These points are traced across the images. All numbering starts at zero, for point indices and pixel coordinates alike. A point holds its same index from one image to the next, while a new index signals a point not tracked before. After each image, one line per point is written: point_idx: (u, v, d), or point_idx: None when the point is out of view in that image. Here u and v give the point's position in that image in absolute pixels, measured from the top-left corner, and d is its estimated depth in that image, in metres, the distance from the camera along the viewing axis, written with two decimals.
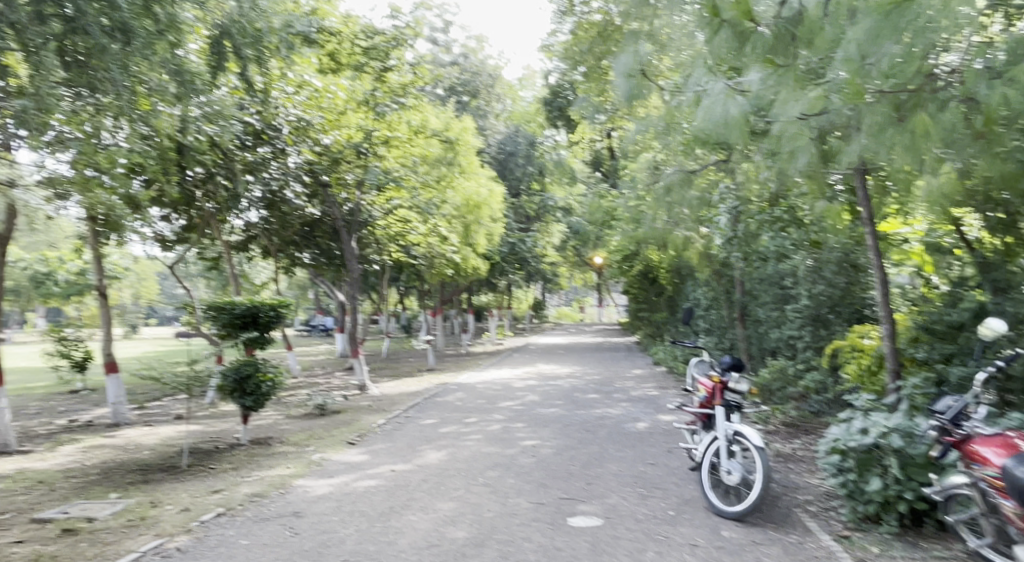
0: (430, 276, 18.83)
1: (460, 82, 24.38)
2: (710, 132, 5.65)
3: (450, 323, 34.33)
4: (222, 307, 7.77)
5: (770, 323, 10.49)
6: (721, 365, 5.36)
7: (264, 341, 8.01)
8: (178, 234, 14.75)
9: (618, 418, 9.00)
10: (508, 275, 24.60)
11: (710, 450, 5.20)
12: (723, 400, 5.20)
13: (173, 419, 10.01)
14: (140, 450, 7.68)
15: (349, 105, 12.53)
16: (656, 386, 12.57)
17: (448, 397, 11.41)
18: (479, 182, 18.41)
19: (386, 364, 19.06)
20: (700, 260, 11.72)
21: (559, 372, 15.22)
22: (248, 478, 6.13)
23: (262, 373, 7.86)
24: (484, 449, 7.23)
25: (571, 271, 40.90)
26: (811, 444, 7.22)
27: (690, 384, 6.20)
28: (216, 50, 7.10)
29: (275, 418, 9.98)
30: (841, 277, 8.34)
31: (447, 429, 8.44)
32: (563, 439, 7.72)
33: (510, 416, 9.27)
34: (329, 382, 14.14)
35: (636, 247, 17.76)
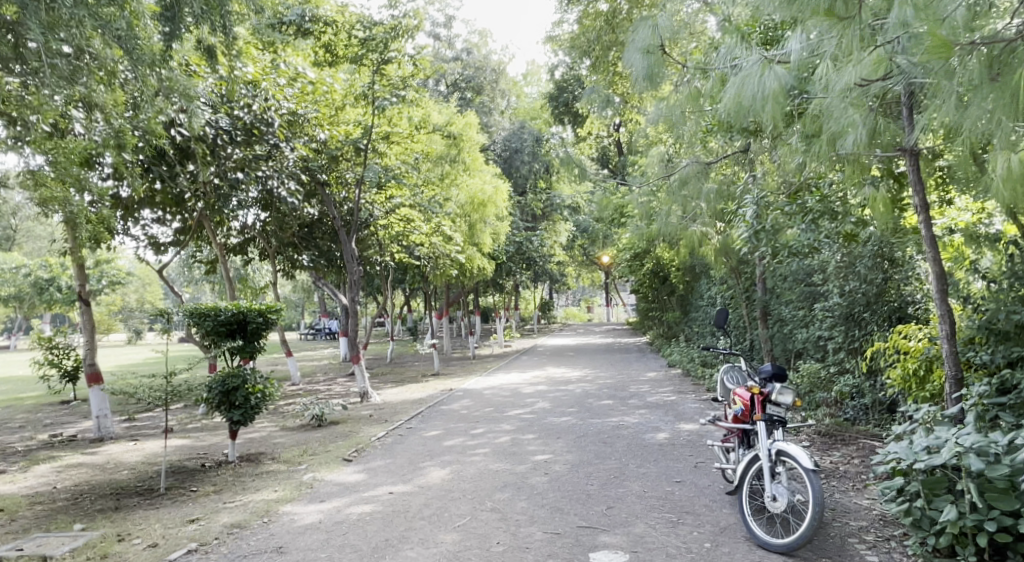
0: (435, 278, 18.21)
1: (463, 77, 23.79)
2: (747, 108, 5.43)
3: (457, 325, 33.68)
4: (206, 313, 7.05)
5: (795, 322, 9.89)
6: (759, 373, 4.67)
7: (254, 349, 7.37)
8: (174, 238, 14.32)
9: (636, 428, 8.34)
10: (516, 276, 23.94)
11: (750, 472, 4.56)
12: (764, 414, 4.52)
13: (161, 433, 9.41)
14: (119, 470, 7.07)
15: (347, 100, 12.06)
16: (674, 390, 11.88)
17: (454, 405, 10.78)
18: (484, 179, 17.78)
19: (391, 369, 18.49)
20: (719, 256, 11.04)
21: (569, 375, 14.56)
22: (230, 503, 5.53)
23: (251, 385, 7.27)
24: (492, 466, 6.59)
25: (579, 270, 40.20)
26: (854, 457, 6.55)
27: (723, 395, 5.52)
28: (171, 16, 6.17)
29: (270, 431, 9.36)
30: (877, 273, 7.67)
31: (452, 442, 7.81)
32: (579, 453, 7.07)
33: (520, 426, 8.63)
34: (330, 389, 13.56)
35: (648, 244, 17.10)
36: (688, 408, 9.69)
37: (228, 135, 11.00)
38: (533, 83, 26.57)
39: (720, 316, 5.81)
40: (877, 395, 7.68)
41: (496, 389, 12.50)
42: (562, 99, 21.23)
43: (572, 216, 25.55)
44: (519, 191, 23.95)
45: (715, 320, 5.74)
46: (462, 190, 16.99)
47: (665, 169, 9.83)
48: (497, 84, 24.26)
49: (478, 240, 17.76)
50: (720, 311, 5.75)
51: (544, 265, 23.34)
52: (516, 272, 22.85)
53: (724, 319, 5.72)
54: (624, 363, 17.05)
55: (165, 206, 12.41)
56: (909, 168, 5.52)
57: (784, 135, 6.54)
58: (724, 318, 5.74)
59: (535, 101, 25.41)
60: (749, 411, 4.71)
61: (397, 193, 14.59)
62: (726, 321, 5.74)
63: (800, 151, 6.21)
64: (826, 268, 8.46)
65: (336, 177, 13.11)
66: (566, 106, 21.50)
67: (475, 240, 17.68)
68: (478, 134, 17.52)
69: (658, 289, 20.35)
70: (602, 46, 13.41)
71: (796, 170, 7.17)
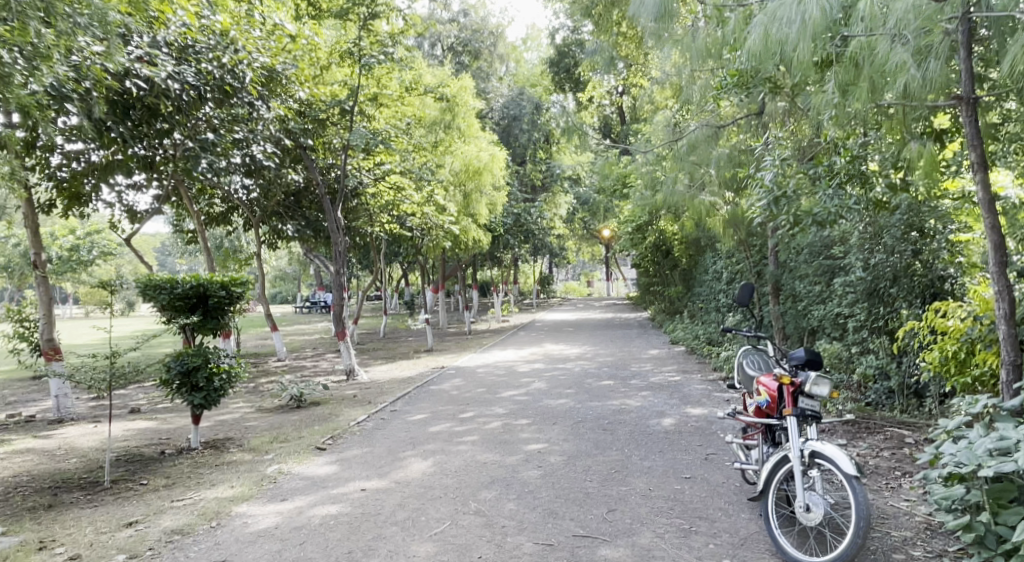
0: (428, 250, 17.47)
1: (460, 40, 22.82)
2: (784, 37, 4.92)
3: (453, 298, 33.06)
4: (161, 286, 6.33)
5: (812, 298, 9.18)
6: (789, 360, 3.93)
7: (217, 325, 6.65)
8: (153, 205, 13.59)
9: (639, 412, 7.66)
10: (514, 249, 23.19)
11: (779, 471, 3.87)
12: (795, 408, 3.80)
13: (127, 413, 8.72)
14: (68, 457, 6.39)
15: (332, 58, 11.82)
16: (678, 369, 11.18)
17: (444, 385, 10.09)
18: (480, 146, 16.84)
19: (383, 344, 17.84)
20: (728, 228, 10.27)
21: (568, 352, 13.89)
22: (180, 504, 4.87)
23: (214, 365, 6.58)
24: (480, 458, 5.90)
25: (579, 243, 39.48)
26: (883, 449, 5.87)
27: (739, 381, 4.79)
28: None
29: (244, 412, 8.68)
30: (906, 245, 6.93)
31: (438, 428, 7.12)
32: (576, 442, 6.38)
33: (513, 410, 7.94)
34: (316, 366, 12.89)
35: (650, 215, 16.35)
36: (694, 390, 9.03)
37: (198, 92, 9.01)
38: (533, 48, 25.51)
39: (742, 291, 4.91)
40: (905, 379, 7.00)
41: (490, 367, 11.82)
42: (564, 64, 20.36)
43: (573, 187, 24.78)
44: (518, 160, 23.13)
45: (735, 296, 4.78)
46: (456, 156, 16.20)
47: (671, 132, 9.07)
48: (496, 48, 23.33)
49: (474, 211, 16.91)
50: (742, 285, 4.81)
51: (542, 237, 22.57)
52: (514, 245, 22.10)
53: (747, 295, 4.76)
54: (625, 340, 16.38)
55: (140, 170, 11.64)
56: (966, 122, 4.79)
57: (815, 84, 5.71)
58: (748, 292, 4.79)
59: (534, 67, 24.47)
60: (776, 403, 3.99)
61: (386, 159, 13.75)
62: None
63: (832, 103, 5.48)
64: (847, 239, 7.75)
65: (321, 143, 12.54)
66: (568, 73, 20.67)
67: (470, 211, 16.87)
68: (475, 99, 16.83)
69: (660, 263, 19.65)
70: (607, 2, 12.57)
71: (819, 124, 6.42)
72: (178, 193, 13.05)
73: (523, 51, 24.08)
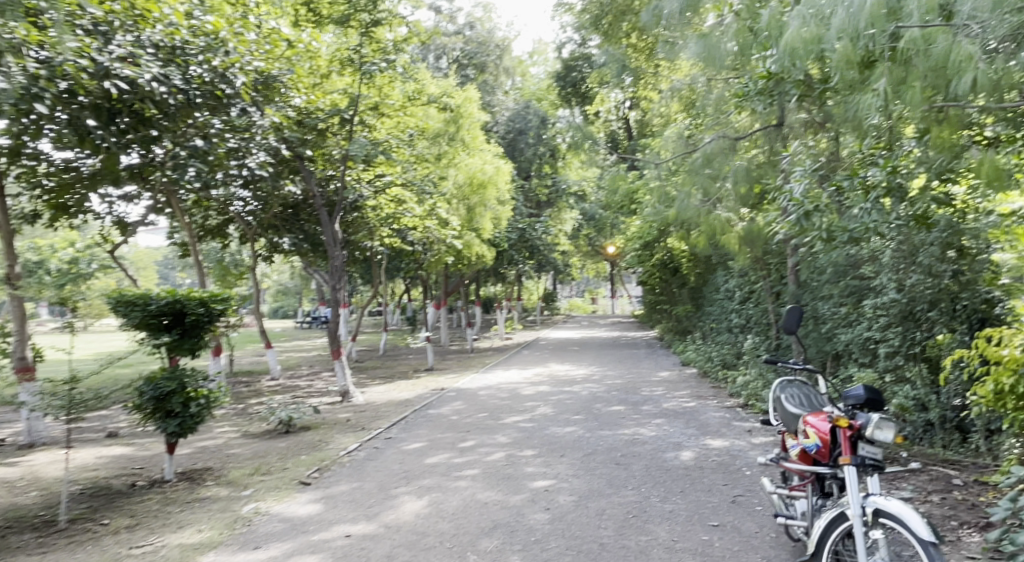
0: (430, 265, 16.93)
1: (465, 53, 22.46)
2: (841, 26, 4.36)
3: (456, 314, 32.52)
4: (133, 302, 5.77)
5: (837, 320, 8.61)
6: (843, 399, 3.36)
7: (195, 344, 6.10)
8: (144, 216, 13.06)
9: (654, 443, 7.06)
10: (519, 265, 22.59)
11: (835, 531, 3.29)
12: (854, 456, 3.22)
13: (104, 438, 8.14)
14: (29, 489, 5.86)
15: (334, 66, 11.46)
16: (691, 394, 10.58)
17: (444, 409, 9.48)
18: (485, 159, 16.33)
19: (382, 363, 17.24)
20: (745, 245, 9.68)
21: (574, 373, 13.29)
22: (136, 553, 4.28)
23: (191, 390, 6.02)
24: (480, 496, 5.32)
25: (583, 259, 38.94)
26: (932, 493, 5.27)
27: (777, 417, 4.25)
28: None
29: (228, 437, 8.11)
30: (947, 265, 6.39)
31: (435, 459, 6.53)
32: (587, 478, 5.77)
33: (517, 439, 7.35)
34: (311, 385, 12.33)
35: (659, 231, 15.82)
36: (711, 418, 8.44)
37: (187, 98, 8.28)
38: (539, 62, 25.15)
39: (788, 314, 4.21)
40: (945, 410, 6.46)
41: (492, 389, 11.21)
42: (571, 78, 20.04)
43: (578, 203, 24.40)
44: (523, 175, 22.66)
45: (782, 325, 4.09)
46: (460, 169, 15.77)
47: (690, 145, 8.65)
48: (502, 61, 22.97)
49: (478, 226, 16.39)
50: (790, 309, 4.11)
51: (547, 254, 22.00)
52: (519, 261, 21.55)
53: (796, 322, 4.07)
54: (633, 361, 15.78)
55: (130, 179, 11.15)
56: None
57: (858, 84, 5.14)
58: (797, 319, 4.08)
59: (540, 81, 24.07)
60: (828, 449, 3.41)
61: (386, 170, 13.17)
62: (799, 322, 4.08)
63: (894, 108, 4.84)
64: (878, 258, 7.33)
65: (321, 154, 12.09)
66: (575, 87, 20.32)
67: (474, 225, 16.34)
68: (480, 111, 16.40)
69: (669, 281, 19.11)
70: (616, 12, 12.32)
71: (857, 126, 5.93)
72: (170, 203, 12.55)
73: (529, 64, 23.70)
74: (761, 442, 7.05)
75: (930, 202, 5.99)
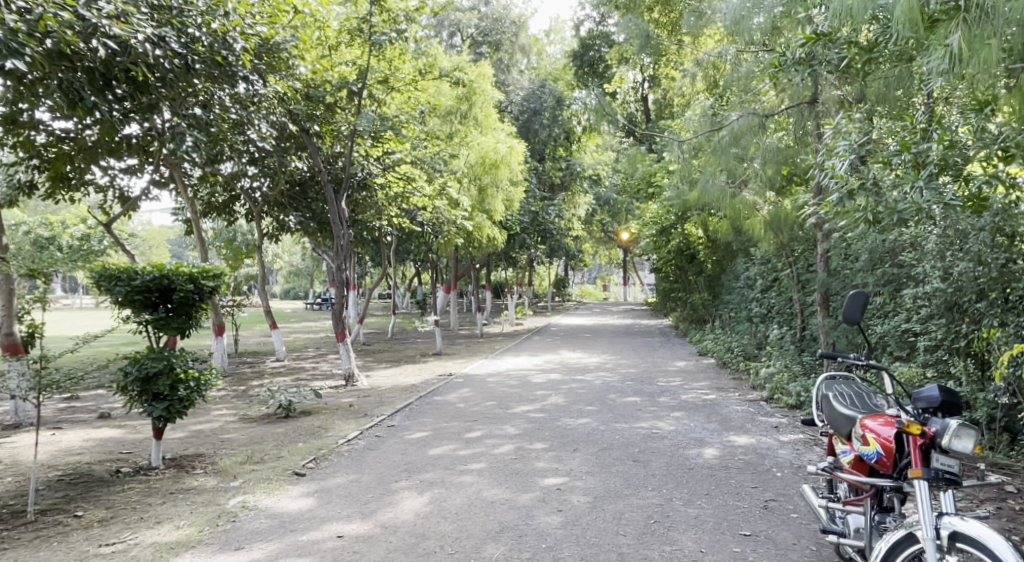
0: (440, 247, 16.48)
1: (480, 30, 21.86)
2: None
3: (467, 298, 32.09)
4: (116, 276, 5.33)
5: (872, 311, 8.10)
6: (911, 401, 2.90)
7: (184, 323, 5.66)
8: (147, 190, 12.68)
9: (674, 438, 6.59)
10: (530, 249, 22.08)
11: (901, 555, 2.80)
12: (926, 469, 2.75)
13: (95, 419, 7.77)
14: (6, 474, 5.48)
15: (342, 37, 11.06)
16: (710, 386, 10.11)
17: (451, 396, 9.05)
18: (498, 138, 15.75)
19: (390, 346, 16.85)
20: (771, 230, 9.12)
21: (587, 362, 12.83)
22: (104, 553, 3.87)
23: (179, 371, 5.59)
24: (487, 494, 4.88)
25: (597, 245, 38.35)
26: (984, 502, 4.77)
27: (823, 421, 3.79)
28: None
29: (224, 421, 7.72)
30: (998, 253, 5.89)
31: (440, 451, 6.10)
32: (603, 476, 5.32)
33: (527, 430, 6.90)
34: (315, 368, 11.97)
35: (677, 216, 15.26)
36: (733, 412, 7.96)
37: (185, 64, 7.79)
38: (556, 42, 24.48)
39: (853, 302, 3.57)
40: (992, 409, 5.98)
41: (502, 376, 10.76)
42: (587, 58, 19.49)
43: (592, 187, 23.83)
44: (537, 158, 22.08)
45: (845, 313, 3.55)
46: (472, 149, 15.20)
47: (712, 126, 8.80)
48: (518, 38, 22.23)
49: (489, 207, 15.85)
50: (853, 296, 3.58)
51: (560, 238, 21.46)
52: (531, 244, 21.05)
53: (861, 311, 3.54)
54: (648, 349, 15.31)
55: (130, 152, 10.73)
56: None
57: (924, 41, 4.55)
58: (861, 308, 3.57)
59: (557, 60, 23.38)
60: (892, 457, 2.95)
61: (395, 147, 12.67)
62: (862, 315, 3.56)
63: (962, 73, 4.30)
64: (920, 246, 6.87)
65: (330, 129, 11.68)
66: (591, 68, 19.73)
67: (485, 207, 15.81)
68: (494, 89, 15.84)
69: (685, 269, 18.54)
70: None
71: (902, 102, 6.46)
72: (173, 177, 12.15)
73: (546, 43, 23.00)
74: (789, 439, 6.58)
75: (994, 179, 5.39)
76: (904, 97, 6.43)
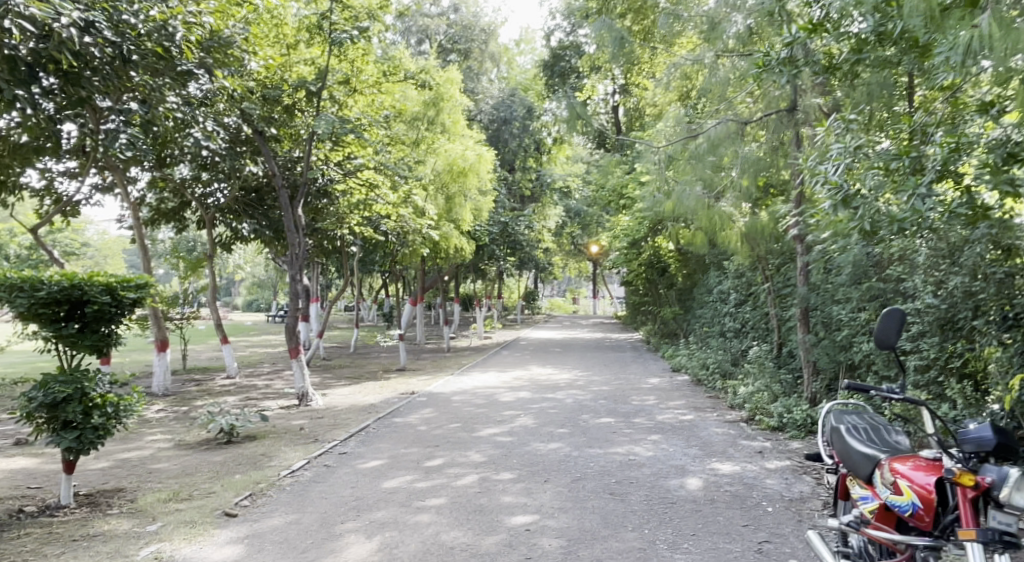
0: (405, 258, 15.82)
1: (448, 37, 21.40)
2: None
3: (434, 312, 31.39)
4: (19, 286, 4.61)
5: (856, 327, 7.65)
6: (956, 444, 2.40)
7: (99, 340, 4.97)
8: (89, 194, 11.85)
9: (652, 467, 6.04)
10: (499, 261, 21.52)
11: None
12: (978, 529, 2.24)
13: (10, 447, 6.95)
14: None
15: (301, 35, 10.51)
16: (687, 405, 9.62)
17: (411, 417, 8.40)
18: (467, 145, 15.15)
19: (351, 362, 16.09)
20: (749, 243, 8.69)
21: (556, 378, 12.27)
22: None
23: (94, 395, 4.89)
24: (445, 538, 4.26)
25: (566, 258, 37.96)
26: None
27: (834, 459, 3.28)
28: None
29: (158, 447, 6.97)
30: (998, 267, 5.43)
31: (394, 483, 5.46)
32: (577, 514, 4.74)
33: (493, 458, 6.30)
34: (268, 386, 11.21)
35: (650, 229, 14.83)
36: (712, 435, 7.46)
37: (121, 55, 7.10)
38: (527, 51, 24.08)
39: (887, 323, 3.13)
40: None
41: (468, 395, 10.13)
42: (558, 68, 19.09)
43: (562, 199, 23.41)
44: (507, 168, 21.56)
45: (881, 334, 3.08)
46: (439, 156, 14.56)
47: (687, 133, 8.44)
48: (487, 46, 21.72)
49: (457, 217, 15.16)
50: (888, 314, 3.10)
51: (529, 250, 20.93)
52: (500, 256, 20.49)
53: (898, 332, 3.07)
54: (619, 364, 14.81)
55: (66, 153, 9.93)
56: None
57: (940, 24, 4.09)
58: (898, 329, 3.09)
59: (527, 70, 22.95)
60: (933, 511, 2.46)
61: (357, 152, 12.05)
62: (897, 335, 3.09)
63: (980, 62, 3.88)
64: (911, 259, 6.45)
65: (287, 133, 11.06)
66: (562, 78, 19.32)
67: (453, 216, 15.10)
68: (462, 95, 15.30)
69: (655, 282, 18.13)
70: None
71: (883, 108, 6.39)
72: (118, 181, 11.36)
73: (516, 52, 22.54)
74: (776, 466, 6.08)
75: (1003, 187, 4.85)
76: (884, 102, 6.35)
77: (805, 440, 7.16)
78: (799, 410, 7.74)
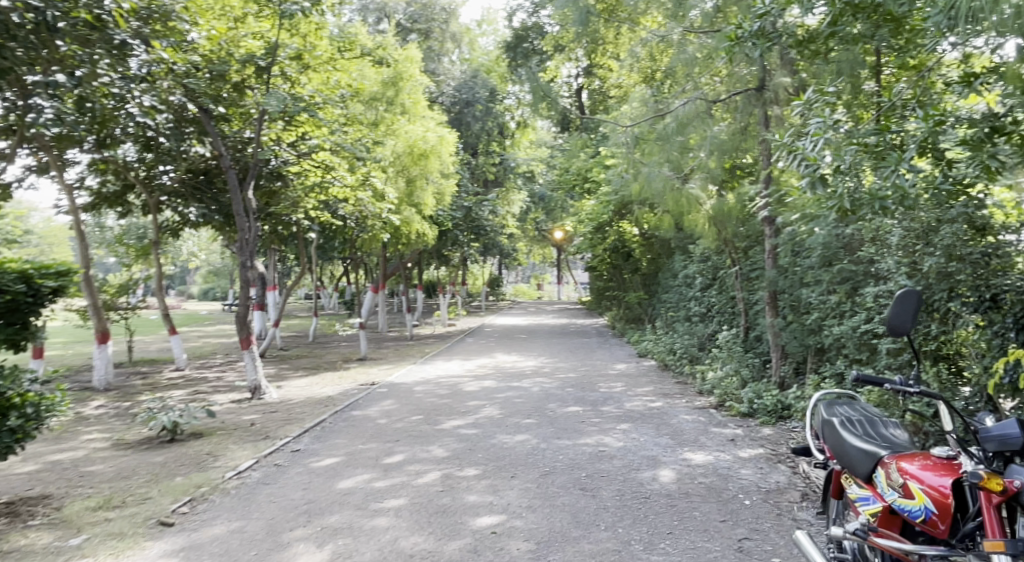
0: (363, 243, 15.32)
1: (408, 16, 20.77)
2: None
3: (396, 299, 30.83)
4: None
5: (826, 311, 7.44)
6: (979, 443, 2.26)
7: (16, 334, 4.47)
8: (22, 177, 11.09)
9: (623, 458, 5.76)
10: (462, 247, 21.10)
11: None
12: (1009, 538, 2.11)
13: None
14: None
15: (249, 7, 9.87)
16: (655, 392, 9.41)
17: (370, 409, 7.99)
18: (427, 127, 14.63)
19: (309, 351, 15.56)
20: (718, 225, 8.45)
21: (522, 365, 11.97)
22: None
23: (10, 395, 4.40)
24: (404, 545, 3.91)
25: (530, 243, 37.64)
26: None
27: (826, 453, 3.03)
28: None
29: (94, 448, 6.46)
30: (974, 247, 5.15)
31: (350, 483, 5.07)
32: (546, 513, 4.44)
33: (457, 452, 5.95)
34: (219, 379, 10.67)
35: (615, 212, 14.56)
36: (683, 423, 7.23)
37: (43, 22, 6.48)
38: (488, 32, 23.55)
39: (900, 310, 2.90)
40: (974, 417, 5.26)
41: (430, 385, 9.74)
42: (521, 49, 18.66)
43: (526, 184, 23.05)
44: (469, 152, 21.08)
45: (897, 319, 2.85)
46: (399, 137, 13.94)
47: (655, 110, 8.13)
48: (448, 26, 21.19)
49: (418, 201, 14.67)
50: (904, 298, 2.87)
51: (492, 234, 20.55)
52: (462, 241, 20.09)
53: (913, 317, 2.85)
54: (585, 350, 14.58)
55: None
56: None
57: None
58: (912, 315, 2.86)
59: (490, 52, 22.46)
60: (950, 516, 2.31)
61: (311, 132, 11.51)
62: (911, 323, 2.86)
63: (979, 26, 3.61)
64: (883, 240, 6.23)
65: (236, 110, 10.46)
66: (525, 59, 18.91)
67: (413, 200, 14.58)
68: (422, 74, 14.77)
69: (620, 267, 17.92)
70: None
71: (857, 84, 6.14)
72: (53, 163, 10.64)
73: (477, 33, 22.01)
74: (750, 455, 5.87)
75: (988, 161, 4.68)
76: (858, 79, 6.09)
77: (778, 426, 6.98)
78: (770, 396, 7.57)
